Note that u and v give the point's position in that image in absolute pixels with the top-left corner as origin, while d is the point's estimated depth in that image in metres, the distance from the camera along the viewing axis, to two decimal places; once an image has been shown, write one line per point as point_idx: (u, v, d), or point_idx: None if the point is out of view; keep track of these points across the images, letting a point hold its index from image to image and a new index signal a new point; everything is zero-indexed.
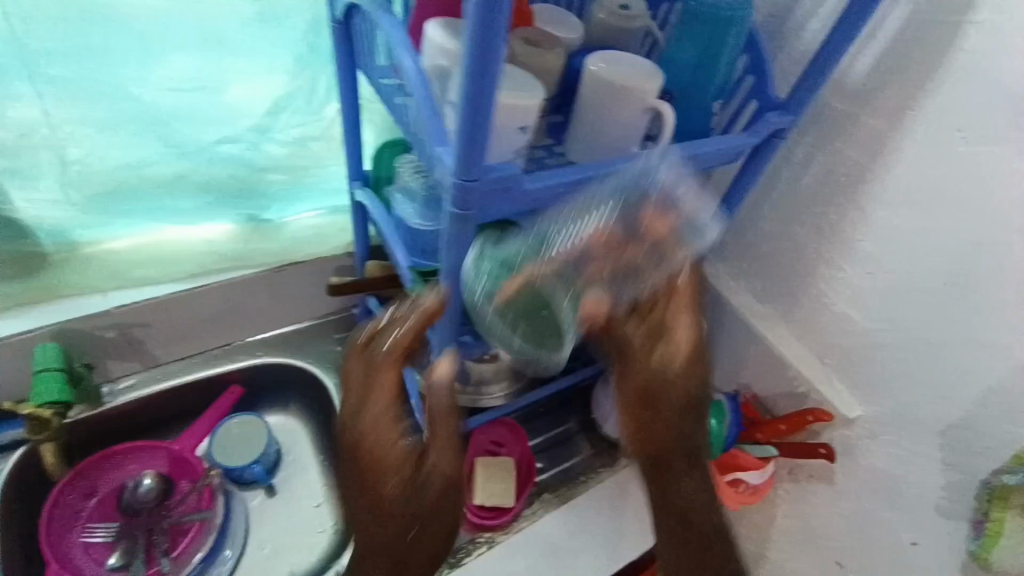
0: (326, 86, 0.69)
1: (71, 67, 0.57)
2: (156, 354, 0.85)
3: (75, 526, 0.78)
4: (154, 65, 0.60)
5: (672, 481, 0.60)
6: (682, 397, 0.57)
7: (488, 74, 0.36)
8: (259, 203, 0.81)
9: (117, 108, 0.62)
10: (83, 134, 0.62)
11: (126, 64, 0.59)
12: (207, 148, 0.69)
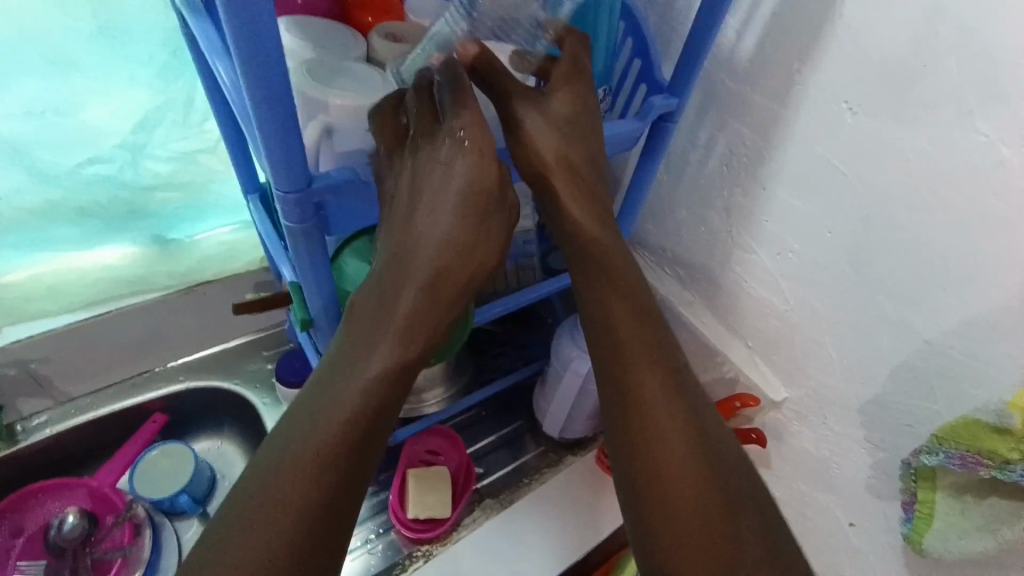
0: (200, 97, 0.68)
1: None
2: (70, 387, 0.80)
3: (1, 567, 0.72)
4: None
5: (638, 388, 0.47)
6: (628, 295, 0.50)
7: (275, 81, 0.33)
8: (156, 223, 0.79)
9: None
10: None
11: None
12: (76, 173, 0.67)
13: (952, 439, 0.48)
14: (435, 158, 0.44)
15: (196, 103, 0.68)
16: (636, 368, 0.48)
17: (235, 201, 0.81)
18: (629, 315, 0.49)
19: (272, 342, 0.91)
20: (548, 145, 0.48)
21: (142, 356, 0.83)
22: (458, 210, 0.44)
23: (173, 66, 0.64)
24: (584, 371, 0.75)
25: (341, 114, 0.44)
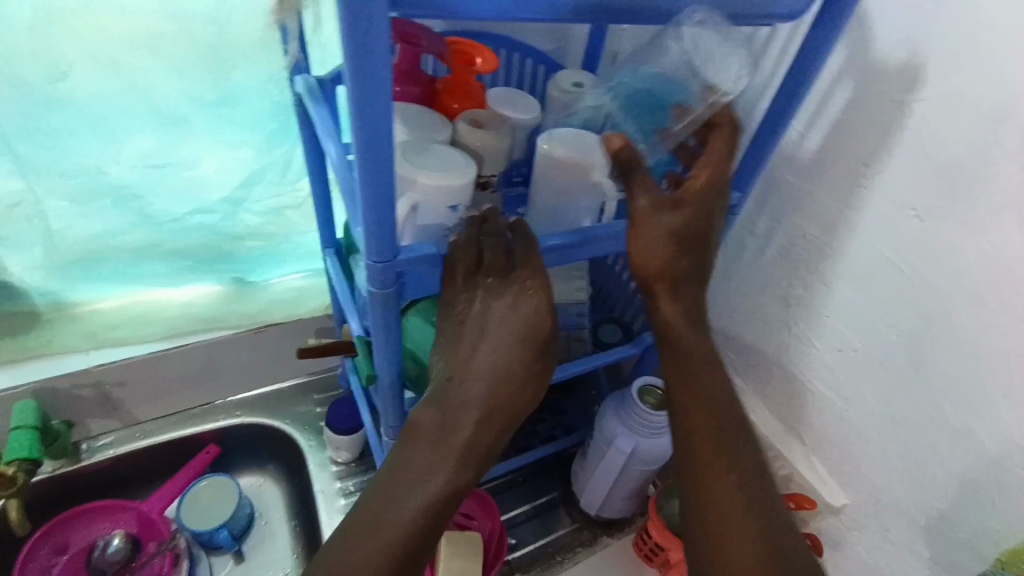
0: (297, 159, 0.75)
1: (49, 150, 0.63)
2: (136, 412, 0.86)
3: None
4: (126, 146, 0.66)
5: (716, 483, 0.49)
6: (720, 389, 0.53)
7: (381, 169, 0.38)
8: (238, 266, 0.86)
9: (95, 185, 0.68)
10: (65, 209, 0.69)
11: (91, 139, 0.64)
12: (180, 219, 0.75)
13: (1020, 564, 0.46)
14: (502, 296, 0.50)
15: (291, 165, 0.75)
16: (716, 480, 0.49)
17: (310, 251, 0.88)
18: (712, 406, 0.52)
19: (322, 386, 0.95)
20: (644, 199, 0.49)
21: (205, 388, 0.89)
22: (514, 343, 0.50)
23: (275, 132, 0.72)
24: (626, 450, 0.74)
25: (427, 192, 0.48)
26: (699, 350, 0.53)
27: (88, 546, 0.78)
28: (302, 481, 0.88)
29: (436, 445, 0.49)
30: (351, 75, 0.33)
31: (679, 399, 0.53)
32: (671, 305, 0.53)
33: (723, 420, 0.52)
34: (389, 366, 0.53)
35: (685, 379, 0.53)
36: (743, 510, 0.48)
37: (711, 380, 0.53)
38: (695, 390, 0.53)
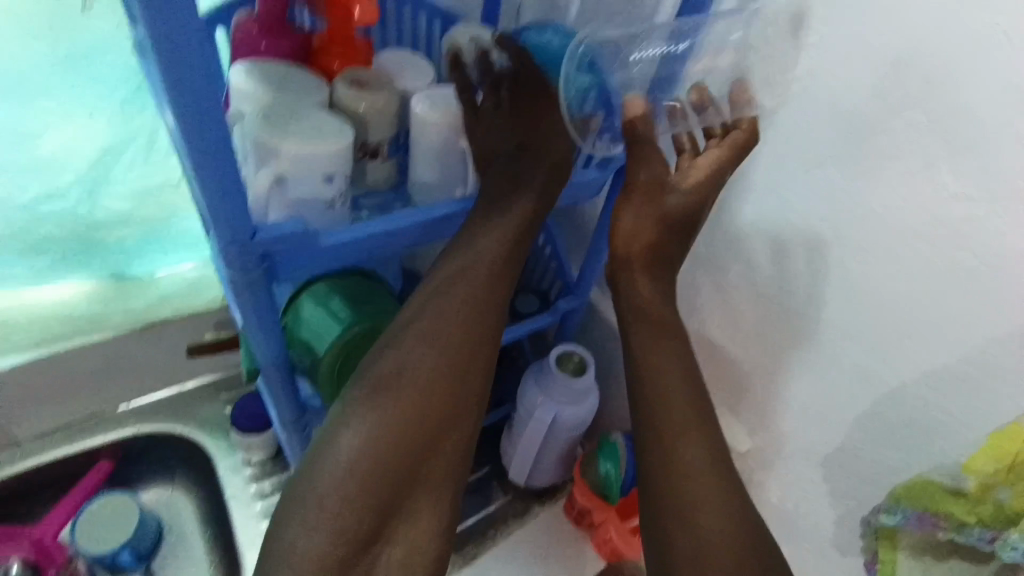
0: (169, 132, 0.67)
1: None
2: (15, 430, 0.78)
3: None
4: None
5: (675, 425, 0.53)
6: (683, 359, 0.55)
7: (210, 134, 0.33)
8: (114, 258, 0.75)
9: None
10: None
11: None
12: (30, 205, 0.66)
13: (910, 499, 0.49)
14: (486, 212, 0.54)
15: (160, 139, 0.68)
16: (679, 434, 0.52)
17: (198, 236, 0.78)
18: (679, 367, 0.55)
19: (230, 384, 0.88)
20: (644, 174, 0.53)
21: (98, 396, 0.83)
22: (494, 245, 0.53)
23: (136, 103, 0.64)
24: (548, 419, 0.74)
25: (293, 164, 0.43)
26: (665, 311, 0.56)
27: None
28: (214, 486, 0.82)
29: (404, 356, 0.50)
30: (144, 20, 0.29)
31: (644, 354, 0.55)
32: (646, 277, 0.56)
33: (691, 378, 0.54)
34: (272, 360, 0.48)
35: (658, 328, 0.55)
36: (697, 468, 0.51)
37: (675, 341, 0.56)
38: (664, 348, 0.55)
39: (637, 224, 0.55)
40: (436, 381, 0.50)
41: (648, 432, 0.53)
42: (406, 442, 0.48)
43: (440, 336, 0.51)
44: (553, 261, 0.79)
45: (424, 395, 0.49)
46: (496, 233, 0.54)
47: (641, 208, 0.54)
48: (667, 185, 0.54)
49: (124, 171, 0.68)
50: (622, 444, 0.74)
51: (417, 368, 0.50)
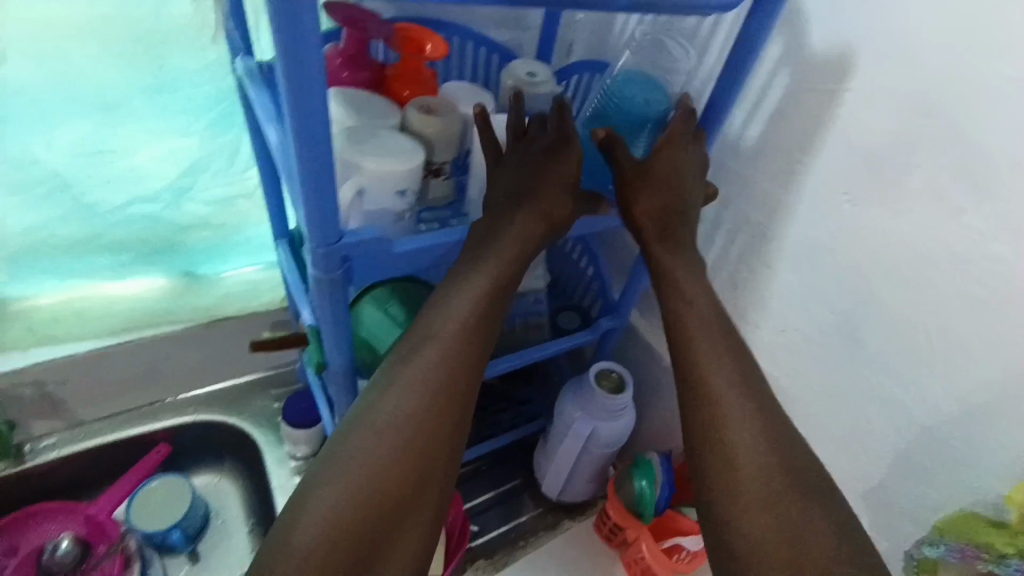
0: (245, 148, 0.73)
1: None
2: (81, 410, 0.82)
3: None
4: (53, 134, 0.63)
5: (705, 380, 0.48)
6: (716, 327, 0.50)
7: (317, 156, 0.37)
8: (187, 258, 0.82)
9: (24, 173, 0.64)
10: None
11: (25, 128, 0.61)
12: (121, 209, 0.72)
13: (953, 531, 0.49)
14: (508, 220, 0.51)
15: (239, 154, 0.73)
16: (712, 382, 0.47)
17: (263, 241, 0.85)
18: (707, 326, 0.50)
19: (280, 382, 0.93)
20: (627, 159, 0.54)
21: (160, 384, 0.87)
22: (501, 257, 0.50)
23: (223, 123, 0.70)
24: (585, 434, 0.75)
25: (374, 178, 0.47)
26: (691, 283, 0.53)
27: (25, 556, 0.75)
28: (260, 478, 0.86)
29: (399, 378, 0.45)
30: (282, 63, 0.33)
31: (676, 322, 0.51)
32: (659, 246, 0.54)
33: (728, 345, 0.50)
34: (337, 357, 0.52)
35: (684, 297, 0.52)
36: (752, 471, 0.43)
37: (704, 303, 0.52)
38: (693, 312, 0.51)
39: (639, 198, 0.54)
40: (424, 409, 0.44)
41: (685, 392, 0.48)
42: (371, 524, 0.40)
43: (439, 350, 0.47)
44: (595, 282, 0.81)
45: (423, 416, 0.44)
46: (470, 283, 0.49)
47: (631, 185, 0.54)
48: (642, 165, 0.54)
49: (206, 180, 0.74)
50: (658, 461, 0.75)
51: (413, 390, 0.45)
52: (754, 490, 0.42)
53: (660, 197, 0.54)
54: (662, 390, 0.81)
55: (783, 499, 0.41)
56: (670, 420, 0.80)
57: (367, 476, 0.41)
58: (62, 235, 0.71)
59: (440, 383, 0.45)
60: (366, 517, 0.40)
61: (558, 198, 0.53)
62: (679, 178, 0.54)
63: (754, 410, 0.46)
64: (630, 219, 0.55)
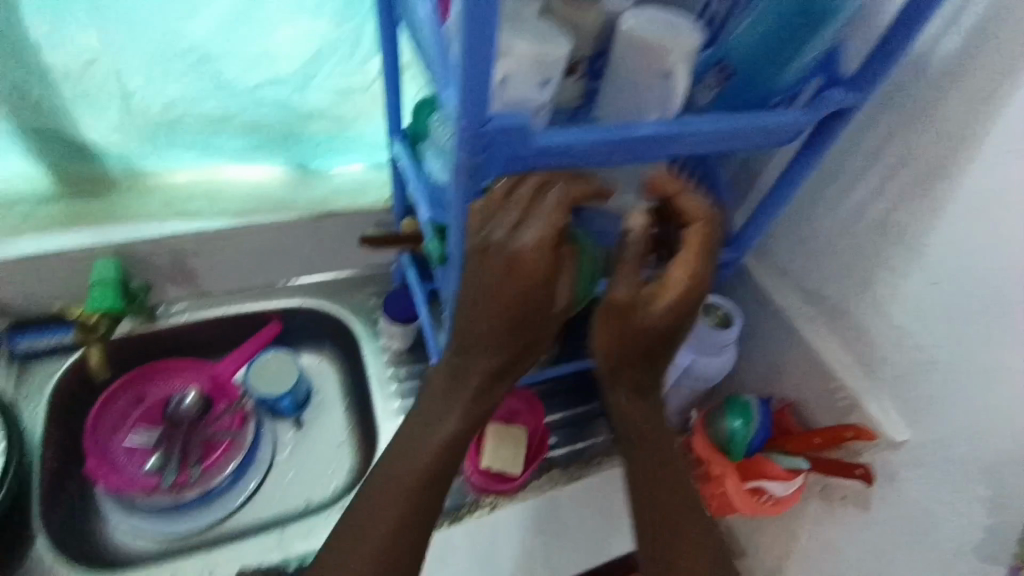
0: (370, 36, 0.72)
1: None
2: (209, 282, 0.89)
3: (120, 429, 0.82)
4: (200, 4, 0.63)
5: (650, 447, 0.67)
6: (658, 335, 0.60)
7: (481, 20, 0.35)
8: (305, 148, 0.83)
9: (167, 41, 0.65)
10: (128, 63, 0.66)
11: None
12: (251, 91, 0.73)
13: None
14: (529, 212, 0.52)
15: (363, 41, 0.72)
16: (628, 411, 0.66)
17: (374, 140, 0.85)
18: (640, 405, 0.66)
19: (377, 281, 0.99)
20: (623, 288, 0.58)
21: (274, 268, 0.92)
22: (545, 267, 0.52)
23: (353, 8, 0.68)
24: (682, 365, 0.73)
25: (520, 62, 0.44)
26: (664, 333, 0.60)
27: (157, 402, 0.85)
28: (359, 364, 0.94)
29: (442, 398, 0.60)
30: None
31: (619, 415, 0.67)
32: (614, 325, 0.60)
33: (644, 356, 0.62)
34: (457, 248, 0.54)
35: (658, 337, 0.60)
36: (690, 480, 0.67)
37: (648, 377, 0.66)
38: (628, 376, 0.65)
39: (612, 335, 0.61)
40: (468, 415, 0.60)
41: (623, 434, 0.67)
42: (419, 501, 0.58)
43: (471, 373, 0.59)
44: None
45: (474, 416, 0.60)
46: (499, 349, 0.57)
47: (617, 325, 0.60)
48: (640, 294, 0.59)
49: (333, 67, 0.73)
50: (755, 403, 0.74)
51: (460, 407, 0.60)
52: (670, 481, 0.66)
53: (631, 280, 0.58)
54: (766, 335, 0.78)
55: (682, 490, 0.66)
56: (772, 366, 0.78)
57: (412, 475, 0.59)
58: (201, 114, 0.74)
59: (474, 400, 0.60)
60: (403, 508, 0.58)
61: (544, 329, 0.57)
62: (700, 274, 0.59)
63: (657, 436, 0.67)
64: (599, 330, 0.62)
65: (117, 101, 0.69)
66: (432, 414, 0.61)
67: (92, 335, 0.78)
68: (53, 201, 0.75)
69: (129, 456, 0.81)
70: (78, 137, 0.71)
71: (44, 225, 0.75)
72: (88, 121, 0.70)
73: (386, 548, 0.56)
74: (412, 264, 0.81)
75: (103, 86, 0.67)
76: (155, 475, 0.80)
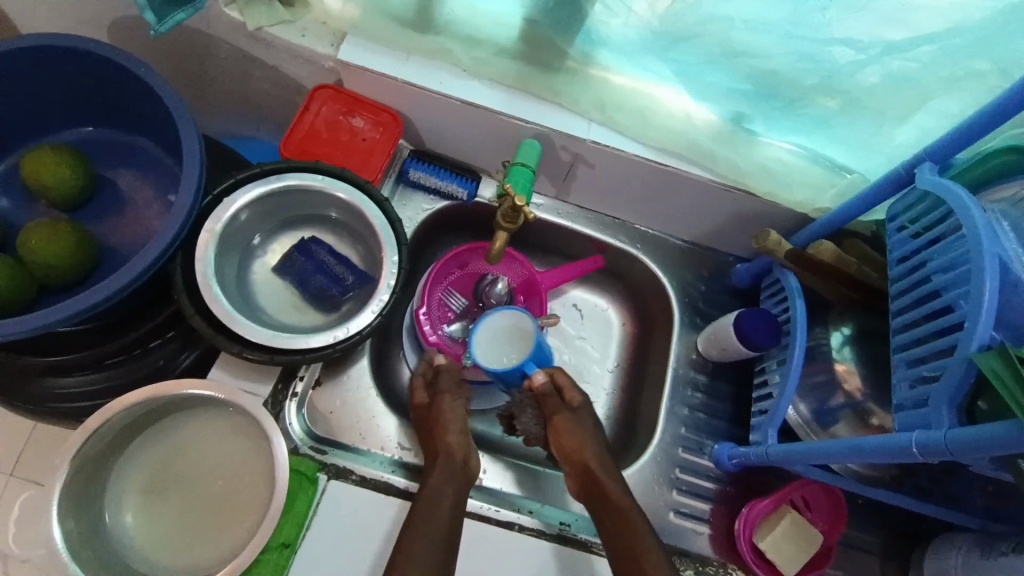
0: (987, 35, 0.55)
1: None
2: (573, 193, 0.85)
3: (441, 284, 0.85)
4: None
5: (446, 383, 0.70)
6: (457, 411, 0.68)
7: None
8: (773, 111, 0.69)
9: None
10: None
11: None
12: (800, 41, 0.59)
13: None
14: (572, 406, 0.70)
15: (983, 28, 0.54)
16: (572, 420, 0.69)
17: (850, 138, 0.68)
18: (589, 450, 0.67)
19: (709, 267, 0.89)
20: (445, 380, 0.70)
21: (633, 209, 0.85)
22: (462, 404, 0.69)
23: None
24: None
25: None
26: (572, 436, 0.68)
27: (475, 276, 0.85)
28: (655, 343, 0.87)
29: (435, 426, 0.66)
30: None
31: (438, 419, 0.67)
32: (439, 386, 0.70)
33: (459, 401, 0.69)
34: None
35: (568, 452, 0.68)
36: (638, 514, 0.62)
37: (577, 422, 0.69)
38: (450, 415, 0.67)
39: (566, 436, 0.68)
40: (463, 437, 0.65)
41: (591, 483, 0.65)
42: (430, 541, 0.55)
43: (448, 421, 0.66)
44: None
45: (460, 457, 0.63)
46: (456, 396, 0.69)
47: (565, 435, 0.68)
48: (581, 423, 0.69)
49: (928, 46, 0.57)
50: None
51: (451, 440, 0.64)
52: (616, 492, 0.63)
53: (459, 429, 0.66)
54: None
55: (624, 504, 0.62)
56: None
57: (440, 533, 0.56)
58: (723, 38, 0.61)
59: (463, 425, 0.67)
60: (435, 524, 0.56)
61: (454, 406, 0.68)
62: (574, 406, 0.70)
63: (576, 413, 0.70)
64: (565, 447, 0.68)
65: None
66: (456, 469, 0.62)
67: (514, 221, 0.68)
68: (512, 58, 0.72)
69: (439, 312, 0.83)
70: (589, 14, 0.64)
71: (499, 79, 0.73)
72: (616, 12, 0.62)
73: (438, 532, 0.56)
74: (802, 300, 0.71)
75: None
76: (456, 343, 0.81)
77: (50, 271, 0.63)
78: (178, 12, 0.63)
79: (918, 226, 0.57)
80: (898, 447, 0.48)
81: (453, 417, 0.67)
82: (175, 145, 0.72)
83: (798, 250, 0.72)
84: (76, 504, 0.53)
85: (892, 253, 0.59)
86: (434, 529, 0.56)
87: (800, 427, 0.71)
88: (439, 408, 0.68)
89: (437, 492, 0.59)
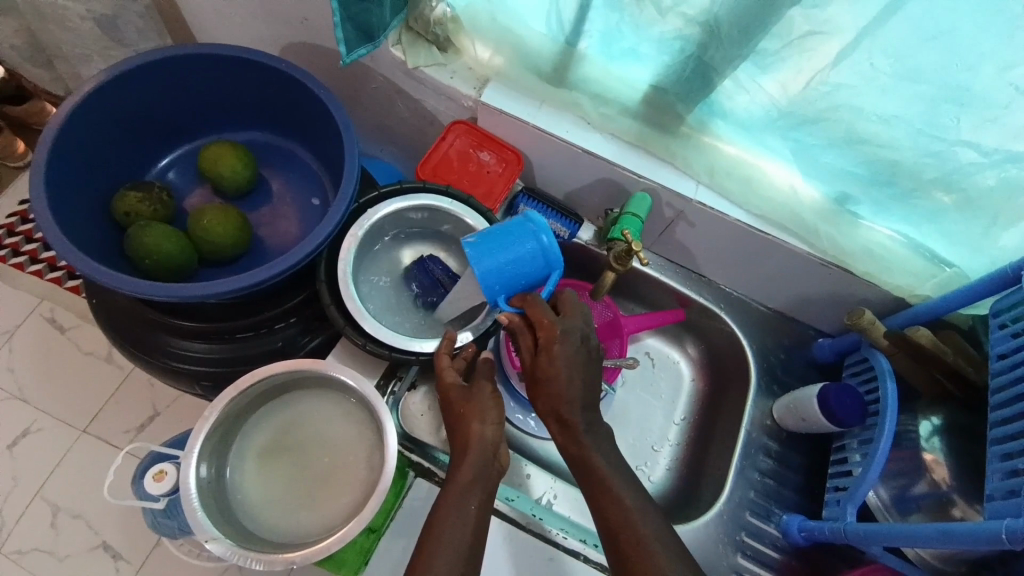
0: None
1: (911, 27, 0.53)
2: (668, 247, 0.89)
3: None
4: (982, 65, 0.53)
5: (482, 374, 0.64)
6: (488, 398, 0.62)
7: None
8: (881, 197, 0.72)
9: (908, 68, 0.57)
10: (825, 72, 0.61)
11: (974, 43, 0.52)
12: (922, 135, 0.62)
13: None
14: (560, 346, 0.60)
15: None
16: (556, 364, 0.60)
17: (958, 232, 0.70)
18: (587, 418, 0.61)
19: (790, 335, 0.91)
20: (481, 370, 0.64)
21: (723, 269, 0.88)
22: (493, 391, 0.63)
23: None
24: None
25: None
26: (559, 387, 0.60)
27: None
28: (727, 403, 0.89)
29: (463, 415, 0.61)
30: None
31: (467, 406, 0.61)
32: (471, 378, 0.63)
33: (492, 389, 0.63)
34: None
35: (558, 407, 0.60)
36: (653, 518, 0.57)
37: (564, 376, 0.60)
38: (481, 403, 0.61)
39: (555, 388, 0.60)
40: (494, 434, 0.60)
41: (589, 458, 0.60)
42: (457, 547, 0.53)
43: (476, 413, 0.60)
44: None
45: (489, 455, 0.59)
46: (486, 381, 0.63)
47: (554, 383, 0.60)
48: (565, 367, 0.60)
49: None
50: None
51: (478, 437, 0.59)
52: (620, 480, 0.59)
53: (489, 418, 0.60)
54: None
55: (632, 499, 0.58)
56: None
57: (468, 538, 0.54)
58: (847, 125, 0.65)
59: (497, 413, 0.61)
60: (462, 524, 0.54)
61: (483, 390, 0.62)
62: (560, 346, 0.60)
63: (563, 352, 0.60)
64: (554, 402, 0.60)
65: (802, 76, 0.63)
66: (479, 465, 0.58)
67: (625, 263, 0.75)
68: (633, 118, 0.78)
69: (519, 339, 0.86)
70: (717, 90, 0.69)
71: (618, 134, 0.80)
72: (744, 90, 0.68)
73: (464, 535, 0.54)
74: (892, 382, 0.71)
75: (795, 67, 0.62)
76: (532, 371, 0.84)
77: (210, 246, 0.72)
78: (362, 48, 0.73)
79: (1018, 325, 0.61)
80: (983, 534, 0.52)
81: (479, 405, 0.61)
82: (325, 156, 0.83)
83: (898, 333, 0.73)
84: (213, 452, 0.62)
85: (991, 348, 0.64)
86: (462, 536, 0.54)
87: (879, 511, 0.70)
88: (468, 397, 0.61)
89: (461, 497, 0.56)
